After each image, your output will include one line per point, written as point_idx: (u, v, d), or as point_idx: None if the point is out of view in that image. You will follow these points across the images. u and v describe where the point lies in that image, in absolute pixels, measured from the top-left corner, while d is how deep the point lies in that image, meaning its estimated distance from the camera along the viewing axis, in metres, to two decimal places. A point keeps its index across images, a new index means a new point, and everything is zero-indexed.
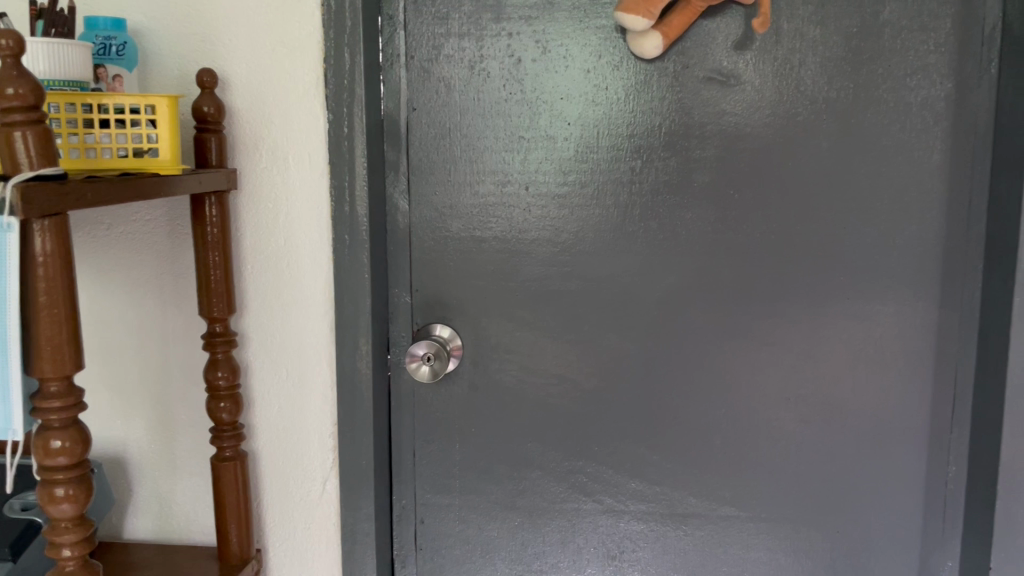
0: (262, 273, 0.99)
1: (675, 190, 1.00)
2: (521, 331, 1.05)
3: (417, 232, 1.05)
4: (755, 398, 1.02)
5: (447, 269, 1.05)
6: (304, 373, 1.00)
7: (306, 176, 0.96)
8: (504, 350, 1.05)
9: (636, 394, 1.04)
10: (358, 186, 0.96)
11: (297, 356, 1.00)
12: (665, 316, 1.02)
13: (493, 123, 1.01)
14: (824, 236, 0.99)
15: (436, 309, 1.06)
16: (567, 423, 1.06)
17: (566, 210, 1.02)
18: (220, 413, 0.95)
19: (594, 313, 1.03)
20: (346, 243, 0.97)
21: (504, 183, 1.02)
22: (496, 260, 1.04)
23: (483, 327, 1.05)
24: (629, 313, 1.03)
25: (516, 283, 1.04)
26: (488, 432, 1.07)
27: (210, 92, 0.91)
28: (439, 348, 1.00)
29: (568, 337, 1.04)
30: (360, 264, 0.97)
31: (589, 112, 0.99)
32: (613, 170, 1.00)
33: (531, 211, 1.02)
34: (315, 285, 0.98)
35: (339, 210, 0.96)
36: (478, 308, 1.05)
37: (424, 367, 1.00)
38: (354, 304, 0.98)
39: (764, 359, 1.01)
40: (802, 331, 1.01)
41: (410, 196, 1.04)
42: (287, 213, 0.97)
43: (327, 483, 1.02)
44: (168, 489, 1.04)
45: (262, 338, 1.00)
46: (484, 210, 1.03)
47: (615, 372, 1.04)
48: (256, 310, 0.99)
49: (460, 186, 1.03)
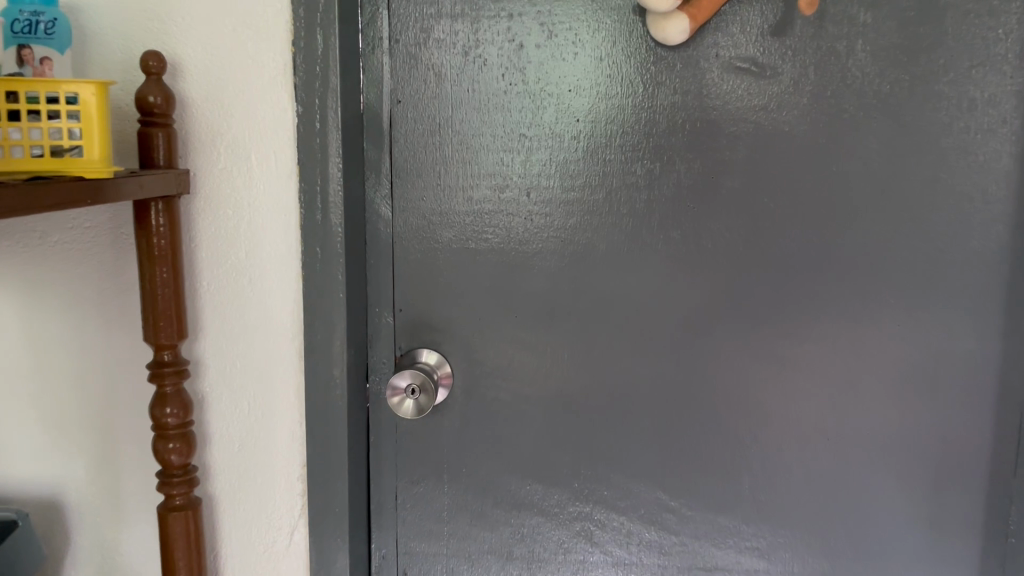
0: (219, 291, 0.85)
1: (699, 198, 0.86)
2: (520, 357, 0.92)
3: (402, 243, 0.91)
4: (789, 439, 0.89)
5: (435, 286, 0.91)
6: (269, 407, 0.87)
7: (271, 178, 0.83)
8: (500, 379, 0.92)
9: (653, 432, 0.91)
10: (332, 191, 0.82)
11: (260, 386, 0.86)
12: (688, 343, 0.89)
13: (490, 118, 0.87)
14: (873, 253, 0.85)
15: (423, 331, 0.92)
16: (572, 463, 0.93)
17: (573, 220, 0.88)
18: (169, 455, 0.81)
19: (604, 339, 0.90)
20: (318, 257, 0.83)
21: (502, 187, 0.89)
22: (492, 278, 0.90)
23: (476, 353, 0.92)
24: (645, 339, 0.89)
25: (513, 303, 0.91)
26: (481, 472, 0.94)
27: (156, 79, 0.77)
28: (425, 379, 0.86)
29: (575, 365, 0.91)
30: (334, 280, 0.83)
31: (602, 107, 0.86)
32: (628, 175, 0.87)
33: (532, 220, 0.89)
34: (282, 306, 0.85)
35: (311, 219, 0.83)
36: (472, 331, 0.92)
37: (408, 402, 0.86)
38: (327, 328, 0.84)
39: (801, 392, 0.88)
40: (846, 361, 0.87)
41: (394, 201, 0.90)
42: (248, 221, 0.83)
43: (295, 531, 0.89)
44: (113, 537, 0.90)
45: (220, 365, 0.86)
46: (479, 218, 0.90)
47: (628, 406, 0.91)
48: (212, 334, 0.85)
49: (451, 191, 0.90)
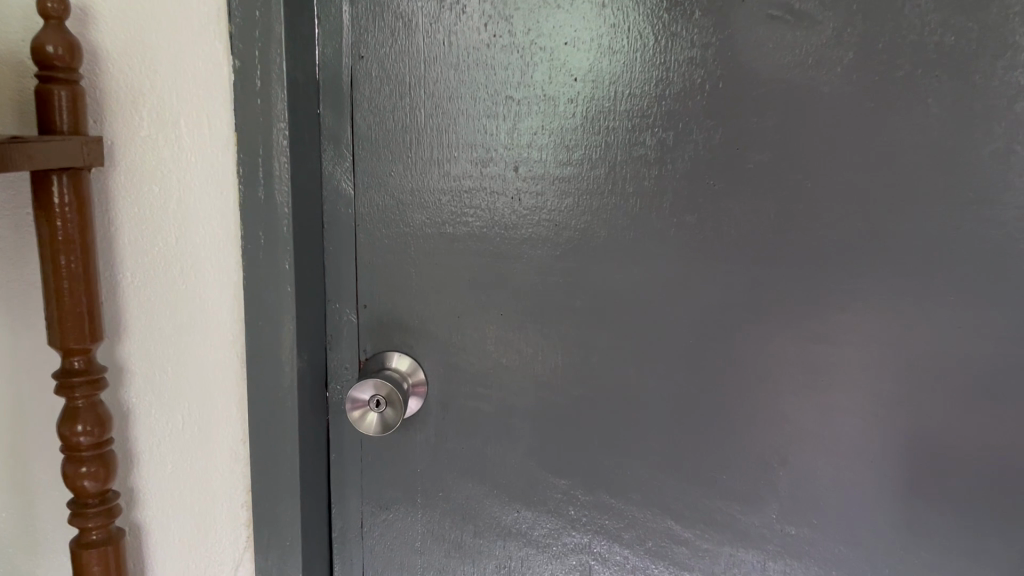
0: (146, 284, 0.70)
1: (718, 176, 0.71)
2: (505, 363, 0.78)
3: (365, 226, 0.78)
4: (828, 473, 0.72)
5: (405, 278, 0.78)
6: (207, 420, 0.74)
7: (205, 150, 0.69)
8: (482, 387, 0.79)
9: (662, 454, 0.76)
10: (277, 163, 0.68)
11: (196, 397, 0.73)
12: (703, 351, 0.74)
13: (470, 78, 0.73)
14: (940, 248, 0.66)
15: (392, 332, 0.79)
16: (567, 488, 0.79)
17: (567, 201, 0.74)
18: (82, 482, 0.67)
19: (603, 343, 0.76)
20: (262, 243, 0.69)
21: (484, 161, 0.75)
22: (472, 269, 0.77)
23: (453, 357, 0.79)
24: (652, 343, 0.75)
25: (497, 299, 0.77)
26: (461, 494, 0.81)
27: (57, 25, 0.62)
28: (392, 390, 0.72)
29: (570, 373, 0.77)
30: (282, 271, 0.70)
31: (604, 65, 0.71)
32: (633, 148, 0.72)
33: (520, 200, 0.75)
34: (220, 302, 0.71)
35: (253, 197, 0.69)
36: (448, 332, 0.78)
37: (371, 416, 0.72)
38: (275, 328, 0.71)
39: (844, 416, 0.71)
40: (903, 381, 0.69)
41: (357, 176, 0.77)
42: (178, 200, 0.69)
43: (240, 565, 0.76)
44: (29, 572, 0.77)
45: (148, 373, 0.72)
46: (457, 198, 0.76)
47: (632, 423, 0.77)
48: (138, 335, 0.71)
49: (424, 165, 0.76)
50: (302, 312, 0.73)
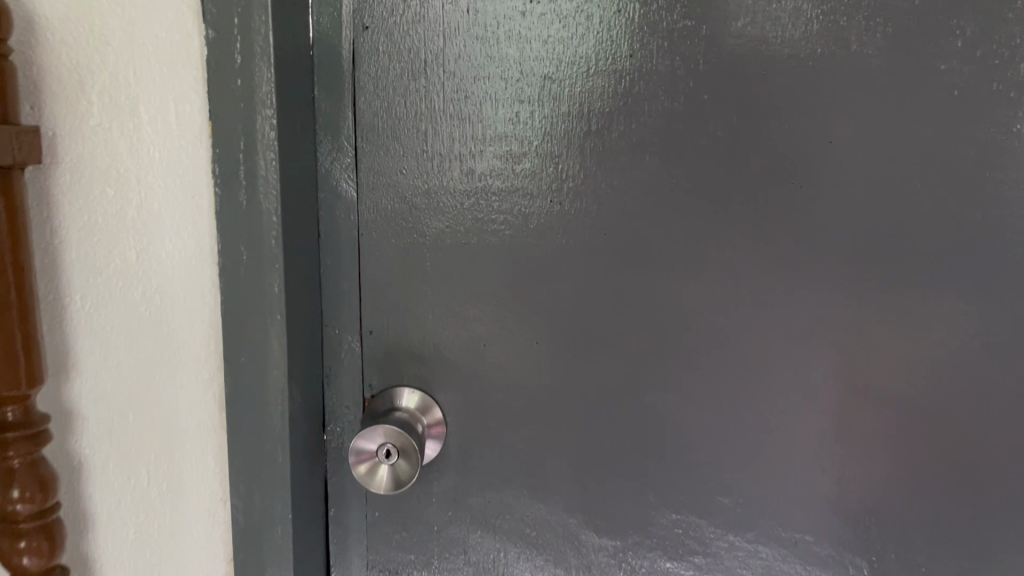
0: (100, 312, 0.55)
1: (804, 174, 0.58)
2: (542, 404, 0.63)
3: (371, 237, 0.62)
4: (926, 525, 0.61)
5: (420, 300, 0.63)
6: (178, 480, 0.59)
7: (172, 146, 0.55)
8: (514, 434, 0.64)
9: (735, 513, 0.63)
10: (262, 159, 0.54)
11: (165, 452, 0.58)
12: (784, 386, 0.61)
13: (500, 54, 0.59)
14: None
15: (403, 363, 0.64)
16: (618, 551, 0.65)
17: (618, 204, 0.60)
18: (20, 560, 0.52)
19: (664, 378, 0.62)
20: (243, 259, 0.56)
21: (517, 156, 0.60)
22: (503, 288, 0.62)
23: (479, 396, 0.64)
24: (724, 379, 0.61)
25: (534, 325, 0.62)
26: (488, 559, 0.66)
27: None
28: (403, 436, 0.58)
29: (624, 413, 0.62)
30: (270, 293, 0.56)
31: (666, 37, 0.57)
32: (698, 139, 0.58)
33: (561, 204, 0.61)
34: (193, 330, 0.58)
35: (232, 201, 0.55)
36: (473, 365, 0.63)
37: (382, 470, 0.58)
38: (259, 364, 0.57)
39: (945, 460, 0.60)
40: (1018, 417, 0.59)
41: (359, 175, 0.61)
42: (138, 205, 0.55)
43: None
44: None
45: (105, 426, 0.56)
46: (484, 202, 0.61)
47: (698, 475, 0.63)
48: (92, 377, 0.55)
49: (443, 162, 0.61)
50: (293, 344, 0.59)
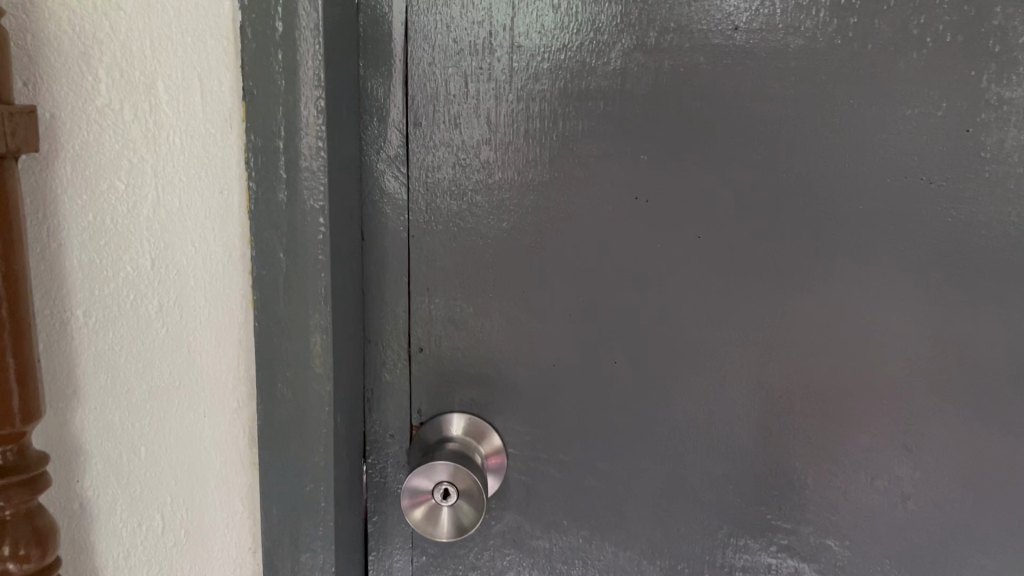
0: (104, 332, 0.43)
1: (941, 171, 0.50)
2: (621, 434, 0.55)
3: (422, 239, 0.53)
4: None
5: (481, 314, 0.54)
6: (201, 531, 0.49)
7: (198, 134, 0.45)
8: (587, 469, 0.55)
9: (842, 558, 0.55)
10: (308, 148, 0.46)
11: (185, 500, 0.48)
12: (909, 413, 0.52)
13: (578, 26, 0.50)
14: None
15: (455, 388, 0.55)
16: None
17: (718, 204, 0.52)
18: None
19: (767, 405, 0.53)
20: (284, 264, 0.47)
21: (597, 146, 0.52)
22: (579, 300, 0.53)
23: (547, 425, 0.55)
24: (837, 406, 0.53)
25: (615, 344, 0.53)
26: None
27: None
28: (466, 475, 0.49)
29: (716, 445, 0.54)
30: (315, 304, 0.48)
31: (778, 7, 0.49)
32: (817, 128, 0.50)
33: (651, 202, 0.52)
34: (218, 348, 0.49)
35: (270, 196, 0.47)
36: (541, 390, 0.54)
37: (442, 513, 0.49)
38: (301, 389, 0.49)
39: None
40: None
41: (410, 166, 0.52)
42: (154, 201, 0.45)
43: None
44: None
45: (110, 475, 0.45)
46: (556, 198, 0.52)
47: (801, 515, 0.55)
48: (93, 416, 0.44)
49: (509, 152, 0.52)
50: (338, 365, 0.50)
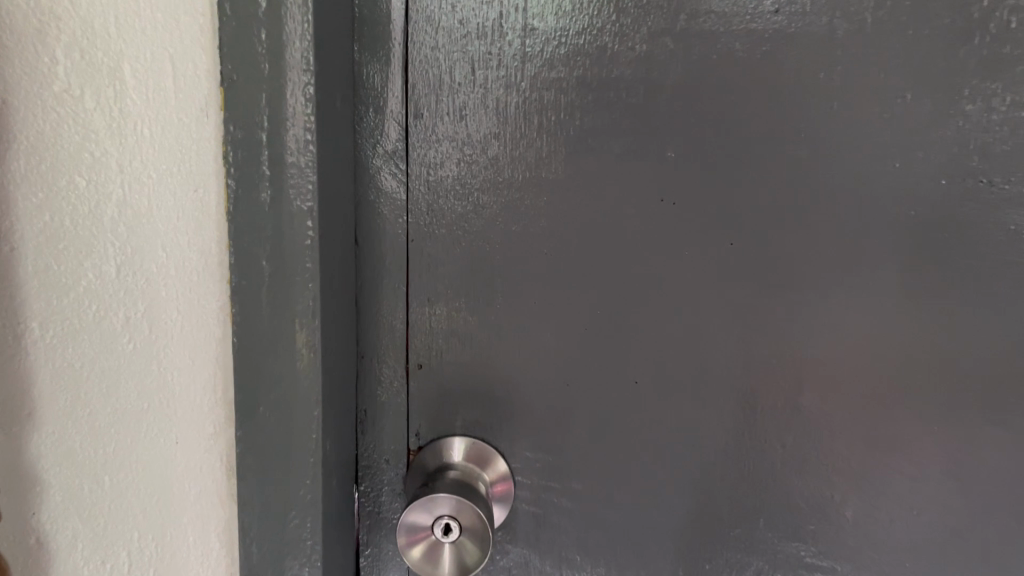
0: (65, 352, 0.37)
1: (1002, 171, 0.45)
2: (641, 460, 0.49)
3: (422, 244, 0.48)
4: None
5: (487, 328, 0.49)
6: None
7: (169, 124, 0.39)
8: (604, 498, 0.50)
9: None
10: (294, 141, 0.40)
11: (156, 542, 0.42)
12: (961, 440, 0.48)
13: (599, 6, 0.45)
14: None
15: (458, 410, 0.49)
16: None
17: (753, 207, 0.46)
18: None
19: (805, 429, 0.48)
20: (267, 272, 0.42)
21: (619, 141, 0.46)
22: (597, 313, 0.48)
23: (560, 451, 0.50)
24: (882, 431, 0.48)
25: (636, 361, 0.48)
26: None
27: None
28: (472, 509, 0.44)
29: (745, 473, 0.49)
30: (302, 317, 0.42)
31: None
32: (864, 124, 0.45)
33: (678, 204, 0.47)
34: (192, 371, 0.42)
35: (253, 195, 0.41)
36: (554, 412, 0.49)
37: (444, 552, 0.44)
38: (286, 411, 0.43)
39: None
40: None
41: (409, 162, 0.47)
42: (120, 199, 0.38)
43: None
44: None
45: (74, 520, 0.38)
46: (572, 198, 0.47)
47: (839, 550, 0.50)
48: (56, 453, 0.37)
49: (521, 146, 0.47)
50: (328, 387, 0.44)
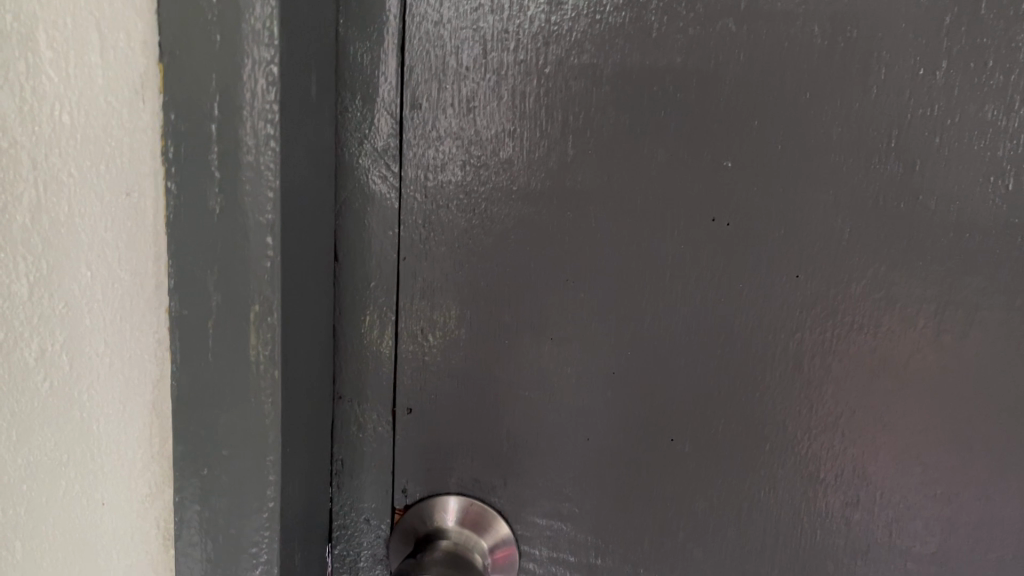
0: None
1: None
2: (672, 530, 0.41)
3: (417, 262, 0.39)
4: None
5: (493, 367, 0.40)
6: None
7: (97, 110, 0.31)
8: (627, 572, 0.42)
9: None
10: (251, 135, 0.31)
11: None
12: None
13: None
14: None
15: (455, 465, 0.41)
16: None
17: (825, 233, 0.38)
18: None
19: (876, 504, 0.40)
20: (217, 302, 0.32)
21: (662, 147, 0.38)
22: (627, 354, 0.39)
23: (575, 517, 0.41)
24: (966, 509, 0.40)
25: (672, 414, 0.40)
26: None
27: None
28: None
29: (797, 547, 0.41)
30: (257, 365, 0.32)
31: None
32: (969, 135, 0.36)
33: (732, 227, 0.38)
34: (125, 417, 0.34)
35: (198, 202, 0.32)
36: (571, 471, 0.41)
37: None
38: (238, 480, 0.34)
39: None
40: None
41: (403, 163, 0.38)
42: (32, 204, 0.31)
43: None
44: None
45: None
46: (603, 215, 0.38)
47: None
48: None
49: (541, 148, 0.38)
50: (291, 448, 0.35)
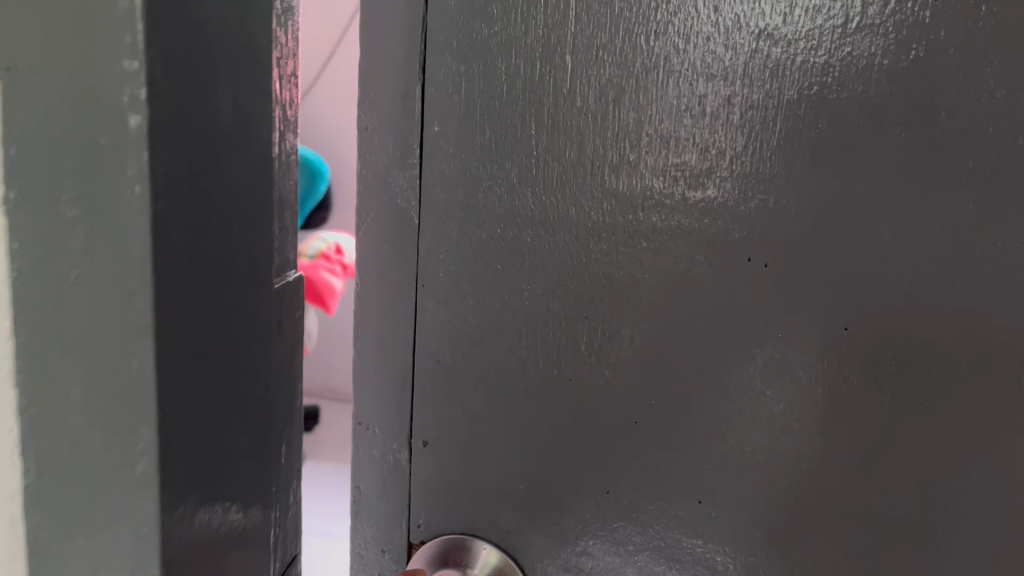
0: None
1: None
2: None
3: (437, 288, 0.38)
4: None
5: (509, 406, 0.37)
6: None
7: None
8: None
9: None
10: (104, 96, 0.15)
11: None
12: None
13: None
14: None
15: (468, 504, 0.39)
16: None
17: (883, 283, 0.32)
18: None
19: None
20: (74, 403, 0.17)
21: (694, 175, 0.33)
22: (652, 403, 0.36)
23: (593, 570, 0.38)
24: None
25: (700, 472, 0.36)
26: None
27: None
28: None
29: None
30: (127, 482, 0.17)
31: None
32: None
33: (771, 268, 0.33)
34: None
35: (43, 244, 0.16)
36: (587, 523, 0.38)
37: None
38: None
39: None
40: None
41: (427, 186, 0.37)
42: None
43: None
44: None
45: None
46: (626, 248, 0.35)
47: None
48: None
49: (565, 178, 0.35)
50: None
